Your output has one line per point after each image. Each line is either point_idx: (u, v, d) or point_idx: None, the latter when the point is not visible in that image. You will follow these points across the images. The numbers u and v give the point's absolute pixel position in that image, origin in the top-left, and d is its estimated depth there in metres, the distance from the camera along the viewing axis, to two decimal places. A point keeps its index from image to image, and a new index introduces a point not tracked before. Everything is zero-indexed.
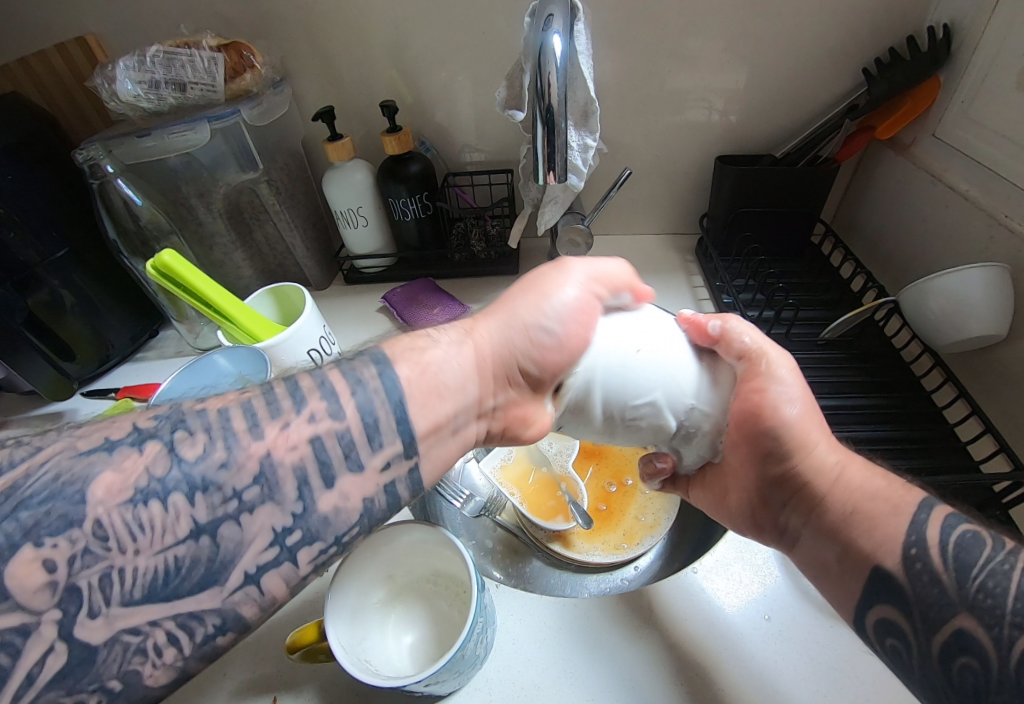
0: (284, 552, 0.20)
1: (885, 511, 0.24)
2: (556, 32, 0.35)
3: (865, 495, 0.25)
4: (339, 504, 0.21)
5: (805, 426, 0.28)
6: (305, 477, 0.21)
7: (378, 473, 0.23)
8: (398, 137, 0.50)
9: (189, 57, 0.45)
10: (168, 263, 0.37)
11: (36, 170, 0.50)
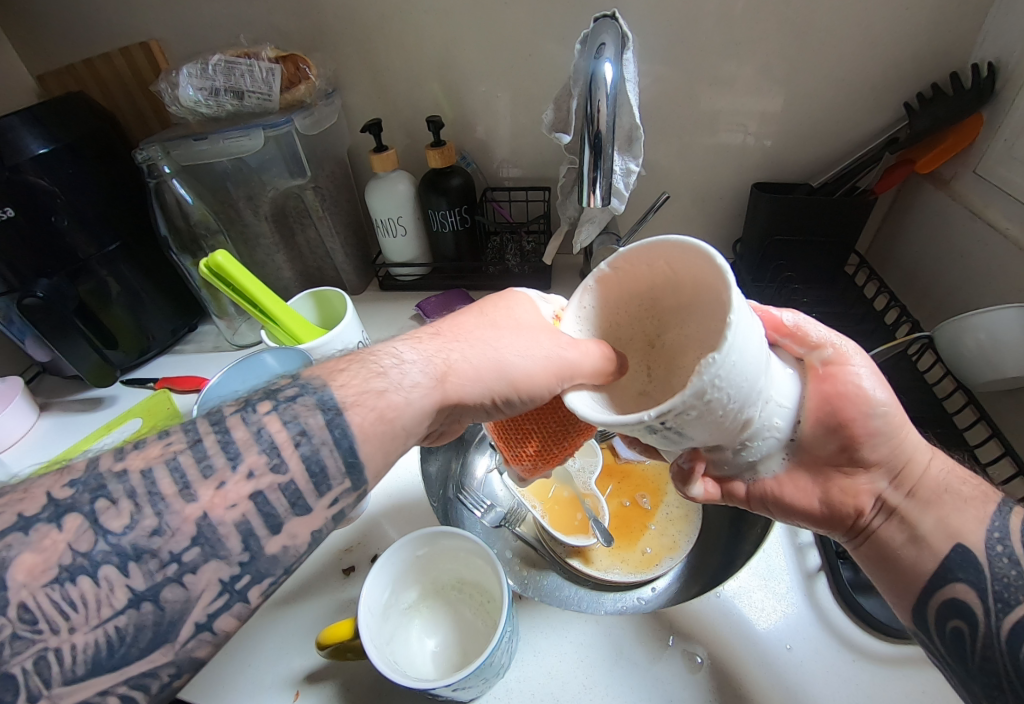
0: (235, 596, 0.21)
1: (971, 504, 0.28)
2: (608, 60, 0.37)
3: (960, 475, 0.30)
4: (288, 544, 0.22)
5: (901, 422, 0.30)
6: (249, 531, 0.21)
7: (330, 510, 0.24)
8: (442, 151, 0.51)
9: (249, 67, 0.47)
10: (221, 264, 0.40)
11: (95, 167, 0.53)
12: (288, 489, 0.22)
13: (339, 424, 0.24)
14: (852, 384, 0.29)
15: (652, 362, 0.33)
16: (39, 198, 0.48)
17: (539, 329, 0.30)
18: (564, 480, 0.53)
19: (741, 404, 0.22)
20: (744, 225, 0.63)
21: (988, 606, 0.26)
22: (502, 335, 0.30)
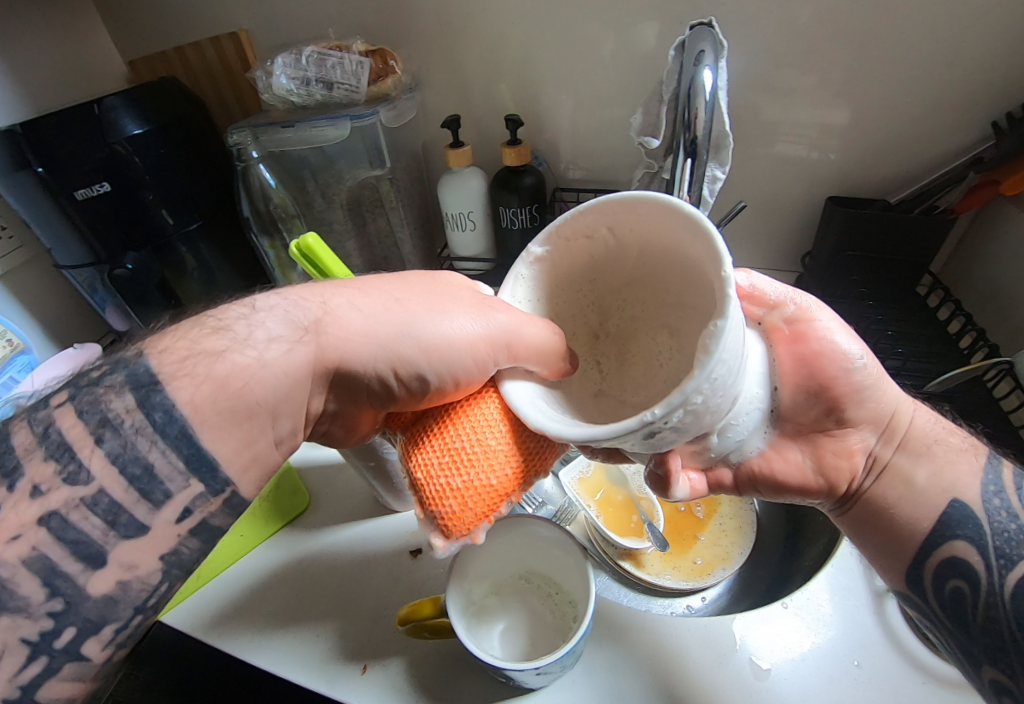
0: (55, 654, 0.20)
1: (963, 457, 0.32)
2: (709, 66, 0.37)
3: (941, 427, 0.34)
4: (124, 574, 0.21)
5: (879, 379, 0.34)
6: (52, 567, 0.19)
7: (175, 525, 0.23)
8: (518, 149, 0.53)
9: (340, 59, 0.49)
10: (311, 245, 0.41)
11: (183, 149, 0.56)
12: (102, 510, 0.21)
13: (163, 409, 0.22)
14: (830, 348, 0.33)
15: (600, 351, 0.39)
16: (128, 176, 0.51)
17: (444, 299, 0.30)
18: (619, 483, 0.54)
19: (731, 390, 0.22)
20: (812, 239, 0.63)
21: (991, 564, 0.29)
22: (428, 314, 0.29)
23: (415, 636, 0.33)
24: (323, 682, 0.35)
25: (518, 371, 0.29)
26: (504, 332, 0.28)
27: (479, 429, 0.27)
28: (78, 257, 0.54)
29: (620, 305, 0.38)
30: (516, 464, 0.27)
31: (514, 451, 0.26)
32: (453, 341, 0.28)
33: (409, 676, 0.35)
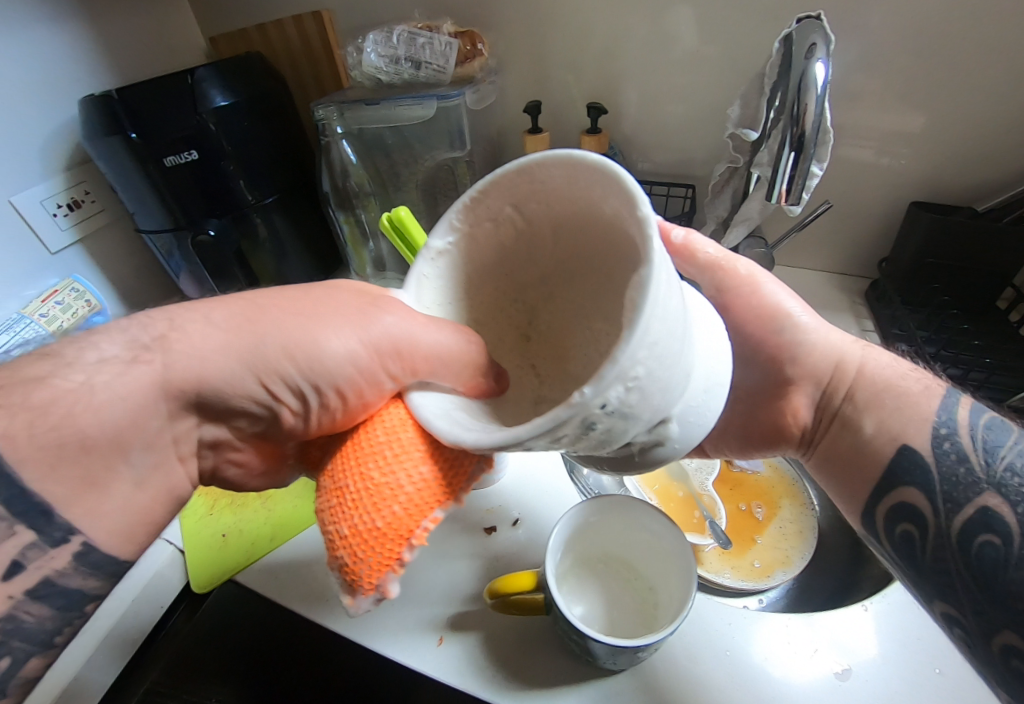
0: None
1: (917, 401, 0.31)
2: (822, 60, 0.37)
3: (906, 376, 0.33)
4: None
5: (807, 323, 0.37)
6: None
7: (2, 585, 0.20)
8: (597, 138, 0.54)
9: (430, 40, 0.49)
10: (403, 217, 0.41)
11: (265, 122, 0.57)
12: None
13: None
14: (755, 301, 0.38)
15: (534, 355, 0.34)
16: (212, 145, 0.52)
17: (342, 309, 0.26)
18: (680, 480, 0.54)
19: (675, 365, 0.17)
20: (889, 245, 0.61)
21: (938, 508, 0.28)
22: (297, 318, 0.25)
23: (501, 610, 0.33)
24: (402, 651, 0.35)
25: (433, 384, 0.25)
26: (390, 336, 0.24)
27: (370, 453, 0.22)
28: (158, 222, 0.56)
29: (546, 298, 0.34)
30: (414, 497, 0.21)
31: (407, 485, 0.21)
32: (330, 352, 0.24)
33: (487, 652, 0.34)
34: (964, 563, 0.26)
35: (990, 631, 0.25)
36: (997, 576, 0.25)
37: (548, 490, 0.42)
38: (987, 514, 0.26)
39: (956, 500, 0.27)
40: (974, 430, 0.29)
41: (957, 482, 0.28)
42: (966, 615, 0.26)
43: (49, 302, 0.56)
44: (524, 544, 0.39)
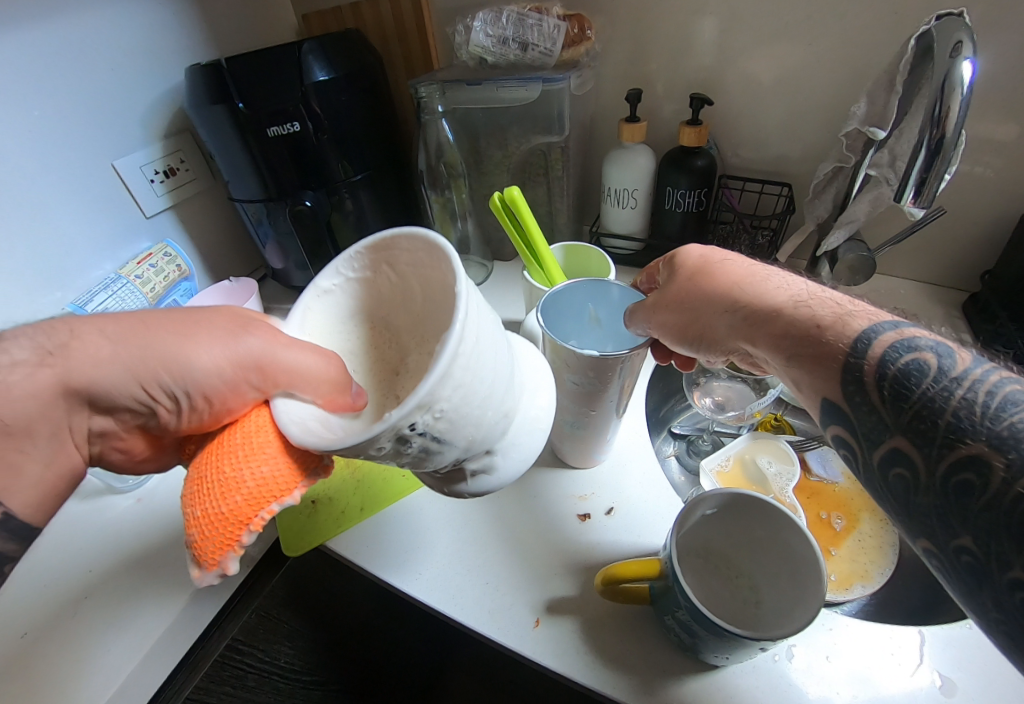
0: None
1: (825, 348, 0.26)
2: (968, 59, 0.35)
3: (825, 315, 0.27)
4: None
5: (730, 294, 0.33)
6: None
7: None
8: (698, 129, 0.51)
9: (539, 21, 0.49)
10: (516, 197, 0.41)
11: (362, 97, 0.57)
12: None
13: None
14: (693, 281, 0.35)
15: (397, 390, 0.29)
16: (312, 118, 0.53)
17: (227, 332, 0.26)
18: (760, 482, 0.51)
19: (472, 397, 0.20)
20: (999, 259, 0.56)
21: (860, 446, 0.24)
22: (173, 334, 0.26)
23: (605, 598, 0.33)
24: (497, 629, 0.34)
25: (287, 400, 0.24)
26: (253, 352, 0.24)
27: (218, 451, 0.23)
28: (252, 192, 0.57)
29: (416, 338, 0.30)
30: (256, 491, 0.21)
31: (246, 483, 0.21)
32: (196, 364, 0.25)
33: (580, 642, 0.33)
34: (944, 502, 0.20)
35: (988, 577, 0.18)
36: (973, 515, 0.19)
37: (639, 478, 0.42)
38: (897, 453, 0.22)
39: (950, 435, 0.20)
40: (898, 358, 0.23)
41: (935, 417, 0.21)
42: (950, 556, 0.20)
43: (143, 264, 0.59)
44: (619, 532, 0.38)
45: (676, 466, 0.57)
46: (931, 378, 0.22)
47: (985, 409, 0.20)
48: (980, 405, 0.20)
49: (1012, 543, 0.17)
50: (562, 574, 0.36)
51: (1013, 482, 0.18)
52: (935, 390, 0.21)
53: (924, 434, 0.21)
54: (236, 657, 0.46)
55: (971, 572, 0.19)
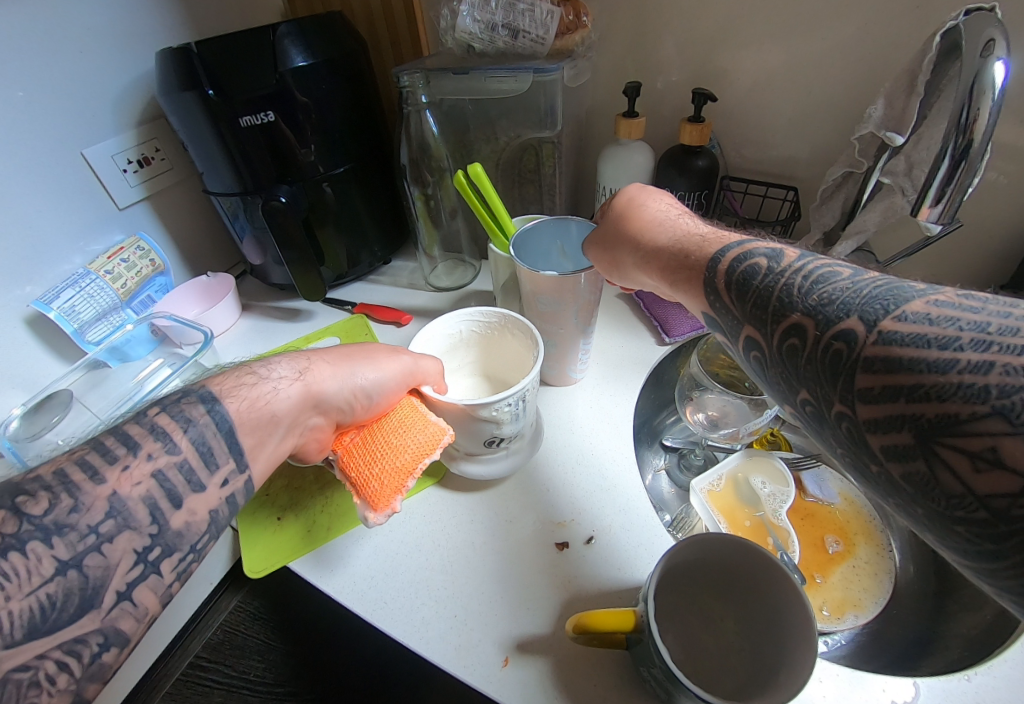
0: (148, 567, 0.26)
1: (692, 264, 0.27)
2: (1001, 61, 0.31)
3: (699, 237, 0.29)
4: (189, 519, 0.28)
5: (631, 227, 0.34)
6: (153, 505, 0.27)
7: (219, 489, 0.29)
8: (699, 127, 0.48)
9: (530, 7, 0.45)
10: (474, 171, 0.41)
11: (343, 86, 0.53)
12: (180, 471, 0.28)
13: (217, 411, 0.31)
14: (604, 217, 0.36)
15: None
16: (291, 109, 0.50)
17: (370, 356, 0.37)
18: (752, 505, 0.48)
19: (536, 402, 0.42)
20: (1015, 273, 0.53)
21: (733, 345, 0.25)
22: (342, 363, 0.36)
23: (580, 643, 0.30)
24: (464, 668, 0.32)
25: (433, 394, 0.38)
26: (412, 368, 0.38)
27: (381, 433, 0.34)
28: (227, 185, 0.54)
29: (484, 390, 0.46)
30: (418, 448, 0.33)
31: (414, 443, 0.33)
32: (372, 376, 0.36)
33: (552, 684, 0.31)
34: (783, 367, 0.21)
35: (824, 417, 0.20)
36: (802, 370, 0.20)
37: (622, 504, 0.40)
38: (750, 340, 0.23)
39: (779, 313, 0.21)
40: (741, 261, 0.25)
41: (769, 299, 0.22)
42: (800, 408, 0.22)
43: (114, 259, 0.57)
44: (599, 563, 0.36)
45: (667, 483, 0.54)
46: (765, 271, 0.23)
47: (803, 286, 0.21)
48: (799, 286, 0.21)
49: (829, 380, 0.19)
50: (537, 609, 0.34)
51: (823, 335, 0.19)
52: (769, 277, 0.23)
53: (761, 315, 0.22)
54: (200, 673, 0.46)
55: (815, 416, 0.21)
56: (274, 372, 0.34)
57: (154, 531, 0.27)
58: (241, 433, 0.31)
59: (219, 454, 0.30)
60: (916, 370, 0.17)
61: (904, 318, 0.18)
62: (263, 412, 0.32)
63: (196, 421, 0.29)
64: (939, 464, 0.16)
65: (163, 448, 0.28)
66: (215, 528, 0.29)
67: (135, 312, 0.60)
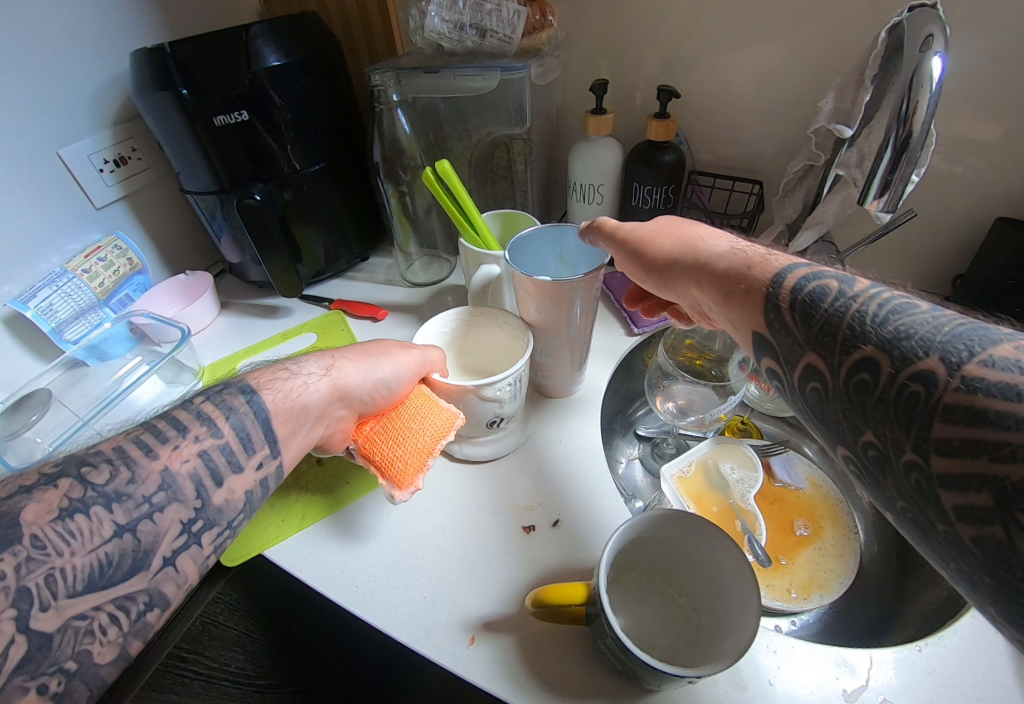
0: (191, 537, 0.28)
1: (748, 284, 0.26)
2: (939, 54, 0.33)
3: (756, 258, 0.27)
4: (228, 497, 0.30)
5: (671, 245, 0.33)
6: (198, 480, 0.28)
7: (255, 471, 0.31)
8: (665, 123, 0.49)
9: (497, 6, 0.46)
10: (443, 168, 0.42)
11: (318, 86, 0.54)
12: (224, 452, 0.30)
13: (256, 401, 0.33)
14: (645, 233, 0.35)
15: None
16: (265, 108, 0.50)
17: (379, 349, 0.39)
18: (721, 492, 0.50)
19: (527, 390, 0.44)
20: (972, 263, 0.55)
21: (783, 372, 0.24)
22: (356, 357, 0.38)
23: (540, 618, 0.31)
24: (432, 648, 0.32)
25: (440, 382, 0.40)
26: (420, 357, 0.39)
27: (399, 419, 0.36)
28: (204, 183, 0.55)
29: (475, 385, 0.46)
30: (436, 430, 0.36)
31: (432, 427, 0.36)
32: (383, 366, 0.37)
33: (518, 658, 0.32)
34: (847, 404, 0.20)
35: (889, 465, 0.18)
36: (869, 411, 0.19)
37: (589, 488, 0.41)
38: (809, 366, 0.21)
39: (848, 343, 0.20)
40: (806, 284, 0.23)
41: (838, 328, 0.20)
42: (859, 454, 0.20)
43: (91, 258, 0.57)
44: (560, 549, 0.37)
45: (640, 470, 0.56)
46: (835, 295, 0.22)
47: (879, 315, 0.20)
48: (874, 314, 0.20)
49: (901, 426, 0.17)
50: (503, 590, 0.35)
51: (899, 374, 0.18)
52: (840, 301, 0.21)
53: (829, 342, 0.21)
54: (180, 664, 0.47)
55: (877, 464, 0.19)
56: (303, 368, 0.36)
57: (199, 505, 0.28)
58: (277, 422, 0.33)
59: (256, 439, 0.31)
60: (1004, 427, 0.14)
61: (996, 363, 0.16)
62: (295, 403, 0.34)
63: (237, 409, 0.32)
64: (1019, 536, 0.14)
65: (208, 431, 0.30)
66: (250, 508, 0.31)
67: (113, 310, 0.61)
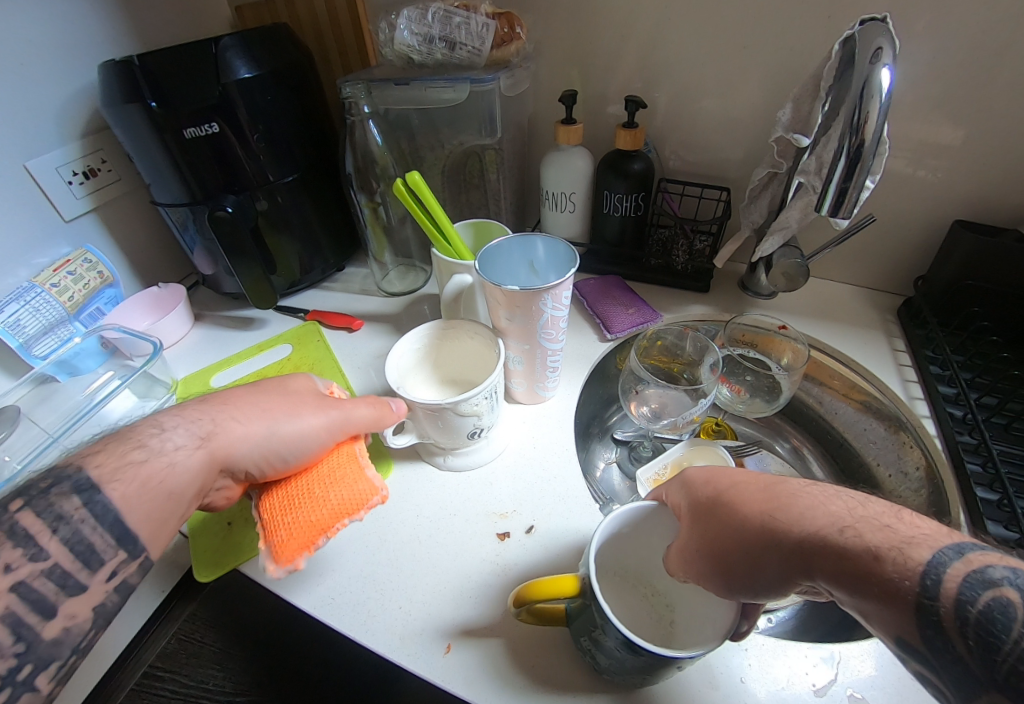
0: (20, 685, 0.23)
1: (887, 582, 0.21)
2: (888, 66, 0.34)
3: (877, 534, 0.23)
4: (69, 625, 0.25)
5: (726, 514, 0.28)
6: (20, 617, 0.23)
7: (105, 584, 0.26)
8: (633, 133, 0.50)
9: (465, 19, 0.47)
10: (415, 181, 0.43)
11: (290, 97, 0.54)
12: (53, 574, 0.25)
13: (96, 501, 0.26)
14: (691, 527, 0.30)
15: None
16: (235, 120, 0.50)
17: (293, 398, 0.36)
18: None
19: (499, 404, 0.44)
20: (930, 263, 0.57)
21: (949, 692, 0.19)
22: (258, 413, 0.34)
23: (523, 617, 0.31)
24: (408, 658, 0.32)
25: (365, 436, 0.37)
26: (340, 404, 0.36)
27: (306, 479, 0.34)
28: (175, 195, 0.54)
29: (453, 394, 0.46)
30: (336, 506, 0.32)
31: (336, 498, 0.32)
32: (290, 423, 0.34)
33: (496, 665, 0.32)
34: None
35: None
36: None
37: (562, 493, 0.41)
38: None
39: None
40: (976, 597, 0.19)
41: None
42: None
43: (60, 272, 0.56)
44: (538, 554, 0.37)
45: (617, 473, 0.56)
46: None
47: None
48: None
49: None
50: (479, 595, 0.35)
51: None
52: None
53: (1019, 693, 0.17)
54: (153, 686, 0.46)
55: None
56: (168, 439, 0.31)
57: (25, 647, 0.23)
58: (132, 519, 0.27)
59: (101, 548, 0.26)
60: None
61: None
62: (158, 492, 0.28)
63: (69, 518, 0.25)
64: None
65: (27, 555, 0.24)
66: (103, 621, 0.27)
67: (84, 325, 0.60)
